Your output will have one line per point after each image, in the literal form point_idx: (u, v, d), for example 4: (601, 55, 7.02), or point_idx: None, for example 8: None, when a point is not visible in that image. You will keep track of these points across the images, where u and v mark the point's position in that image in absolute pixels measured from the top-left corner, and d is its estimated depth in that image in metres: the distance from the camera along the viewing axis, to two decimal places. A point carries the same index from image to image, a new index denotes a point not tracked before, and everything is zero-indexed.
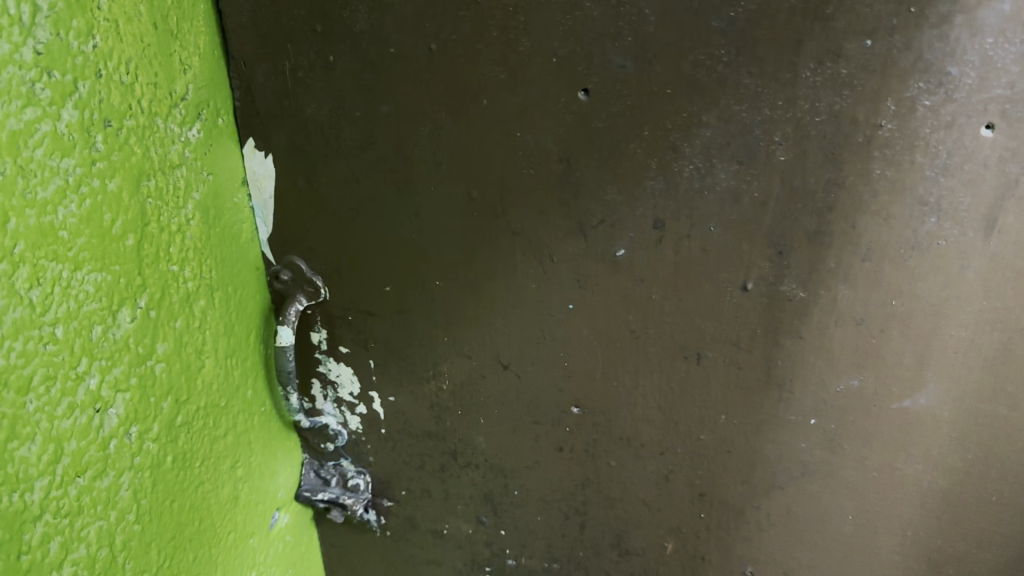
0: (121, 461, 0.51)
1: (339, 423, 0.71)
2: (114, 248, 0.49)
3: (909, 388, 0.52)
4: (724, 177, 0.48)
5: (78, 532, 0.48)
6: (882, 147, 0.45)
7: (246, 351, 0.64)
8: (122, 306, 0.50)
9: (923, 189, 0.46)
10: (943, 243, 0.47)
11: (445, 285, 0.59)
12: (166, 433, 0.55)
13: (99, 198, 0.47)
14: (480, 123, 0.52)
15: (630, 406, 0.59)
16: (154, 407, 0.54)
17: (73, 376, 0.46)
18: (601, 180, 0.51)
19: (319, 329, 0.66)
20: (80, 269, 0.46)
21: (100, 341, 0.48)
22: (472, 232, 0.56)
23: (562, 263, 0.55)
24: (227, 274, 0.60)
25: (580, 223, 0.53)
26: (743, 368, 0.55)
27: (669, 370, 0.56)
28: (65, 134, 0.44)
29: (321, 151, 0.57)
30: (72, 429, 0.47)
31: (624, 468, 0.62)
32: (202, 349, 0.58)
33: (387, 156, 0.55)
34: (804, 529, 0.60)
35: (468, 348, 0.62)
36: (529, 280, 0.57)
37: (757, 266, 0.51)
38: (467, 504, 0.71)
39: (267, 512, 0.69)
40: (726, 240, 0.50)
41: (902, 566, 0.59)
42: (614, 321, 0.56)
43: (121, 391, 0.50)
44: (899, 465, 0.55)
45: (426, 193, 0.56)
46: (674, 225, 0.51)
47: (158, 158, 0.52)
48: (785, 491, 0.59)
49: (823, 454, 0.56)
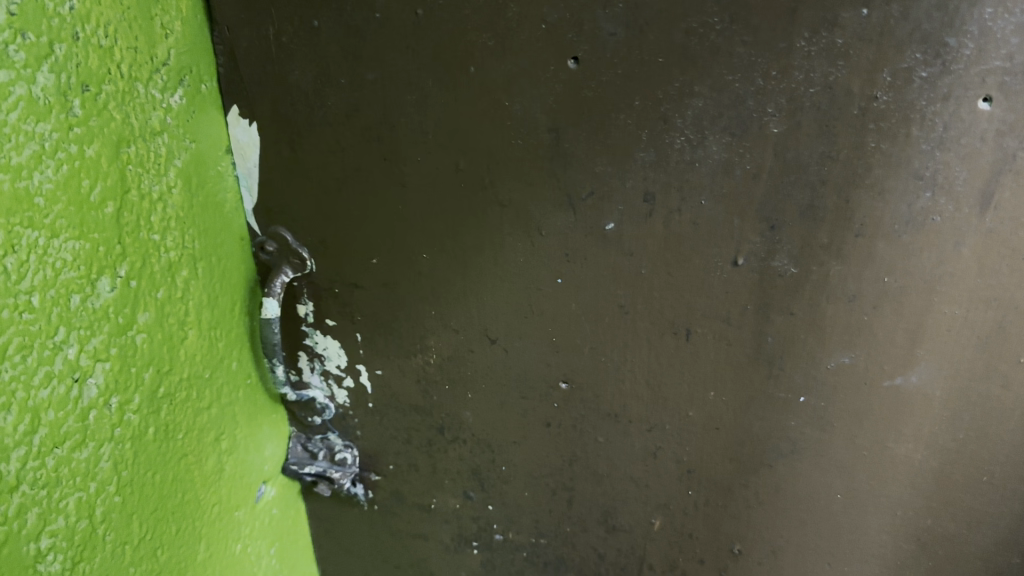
0: (101, 433, 0.50)
1: (326, 396, 0.70)
2: (93, 216, 0.48)
3: (901, 365, 0.51)
4: (716, 150, 0.47)
5: (57, 503, 0.47)
6: (877, 119, 0.44)
7: (232, 322, 0.63)
8: (101, 274, 0.49)
9: (918, 162, 0.45)
10: (938, 218, 0.46)
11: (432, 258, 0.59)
12: (148, 404, 0.55)
13: (76, 164, 0.46)
14: (468, 91, 0.51)
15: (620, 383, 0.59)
16: (136, 378, 0.53)
17: (51, 345, 0.46)
18: (591, 152, 0.50)
19: (305, 302, 0.65)
20: (57, 236, 0.45)
21: (79, 310, 0.48)
22: (461, 203, 0.55)
23: (551, 237, 0.54)
24: (211, 243, 0.59)
25: (569, 196, 0.52)
26: (733, 344, 0.54)
27: (658, 346, 0.56)
28: (40, 98, 0.43)
29: (306, 118, 0.56)
30: (49, 399, 0.46)
31: (613, 444, 0.62)
32: (185, 320, 0.57)
33: (373, 124, 0.54)
34: (792, 507, 0.60)
35: (456, 322, 0.61)
36: (517, 254, 0.56)
37: (749, 241, 0.50)
38: (454, 478, 0.71)
39: (253, 484, 0.69)
40: (717, 214, 0.50)
41: (891, 545, 0.59)
42: (603, 296, 0.55)
43: (101, 361, 0.50)
44: (889, 445, 0.54)
45: (413, 163, 0.55)
46: (664, 198, 0.50)
47: (138, 124, 0.51)
48: (773, 469, 0.58)
49: (812, 432, 0.56)
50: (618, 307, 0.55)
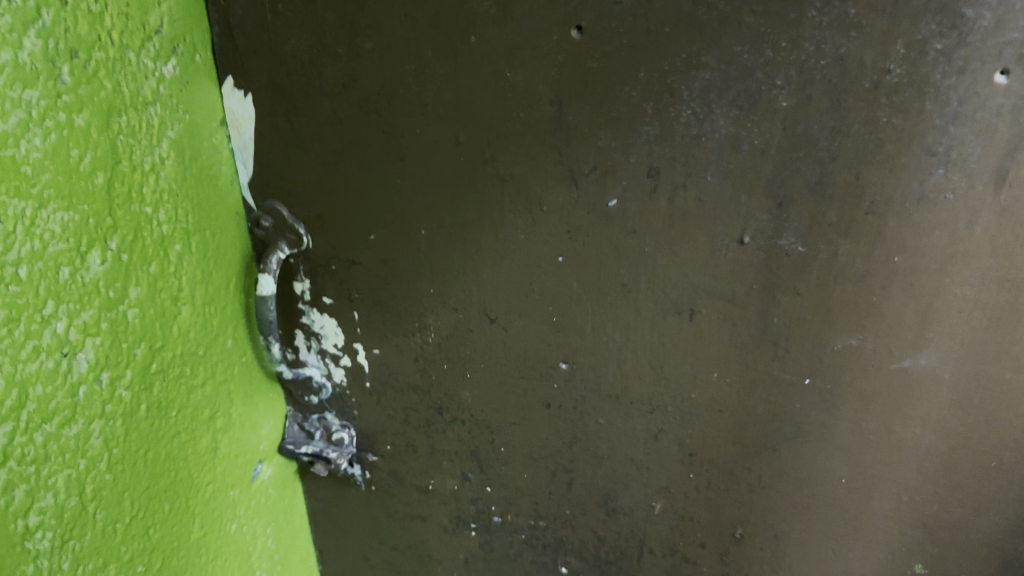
0: (91, 409, 0.49)
1: (323, 375, 0.69)
2: (82, 187, 0.47)
3: (910, 348, 0.50)
4: (723, 124, 0.46)
5: (46, 481, 0.46)
6: (890, 93, 0.43)
7: (227, 298, 0.62)
8: (92, 247, 0.48)
9: (932, 137, 0.43)
10: (951, 196, 0.45)
11: (431, 235, 0.57)
12: (140, 380, 0.54)
13: (64, 133, 0.45)
14: (468, 62, 0.49)
15: (622, 363, 0.57)
16: (127, 353, 0.52)
17: (39, 319, 0.44)
18: (594, 125, 0.49)
19: (301, 279, 0.64)
20: (45, 207, 0.44)
21: (68, 284, 0.46)
22: (460, 178, 0.54)
23: (552, 214, 0.53)
24: (205, 216, 0.58)
25: (571, 171, 0.51)
26: (737, 324, 0.53)
27: (661, 326, 0.55)
28: (27, 65, 0.41)
29: (302, 90, 0.55)
30: (38, 373, 0.45)
31: (614, 426, 0.61)
32: (178, 296, 0.56)
33: (370, 96, 0.53)
34: (796, 492, 0.58)
35: (454, 300, 0.60)
36: (518, 231, 0.54)
37: (755, 219, 0.48)
38: (452, 459, 0.70)
39: (249, 463, 0.68)
40: (723, 190, 0.48)
41: (897, 531, 0.58)
42: (605, 275, 0.54)
43: (91, 336, 0.49)
44: (896, 429, 0.53)
45: (411, 136, 0.54)
46: (669, 173, 0.48)
47: (130, 93, 0.49)
48: (777, 453, 0.57)
49: (817, 415, 0.54)
50: (623, 287, 0.54)
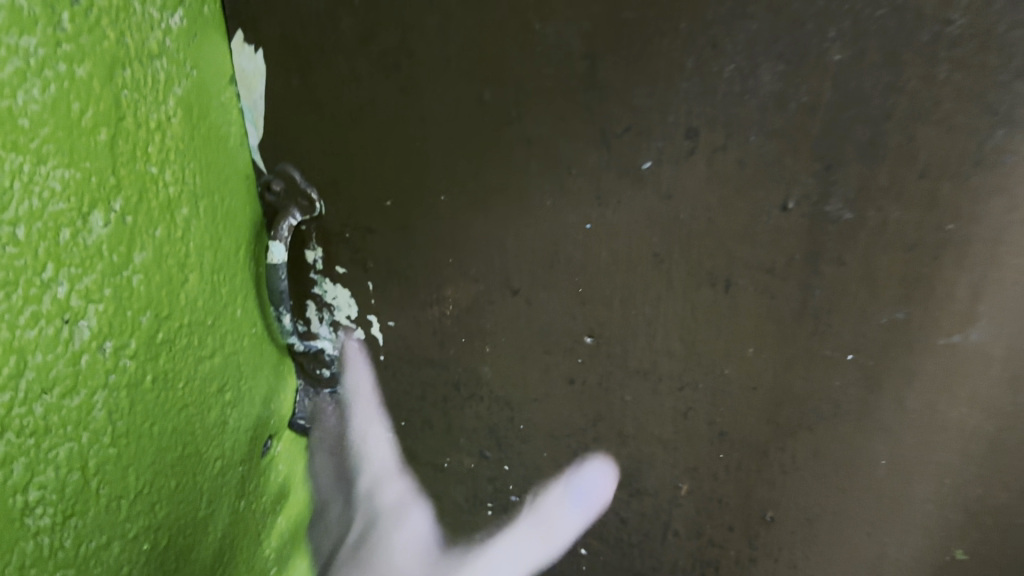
0: (94, 380, 0.47)
1: (336, 348, 0.67)
2: (84, 143, 0.44)
3: (959, 322, 0.47)
4: (769, 80, 0.43)
5: (46, 455, 0.44)
6: (950, 47, 0.39)
7: (237, 266, 0.59)
8: (95, 208, 0.45)
9: (994, 96, 0.40)
10: (1011, 159, 0.41)
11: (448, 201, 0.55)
12: (146, 350, 0.51)
13: (66, 84, 0.42)
14: (494, 14, 0.46)
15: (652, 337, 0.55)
16: (132, 321, 0.49)
17: (38, 283, 0.42)
18: (629, 82, 0.45)
19: (314, 247, 0.62)
20: (45, 163, 0.41)
21: (70, 246, 0.44)
22: (485, 138, 0.51)
23: (581, 178, 0.50)
24: (213, 179, 0.55)
25: (603, 131, 0.48)
26: (776, 297, 0.50)
27: (695, 298, 0.52)
28: (25, 9, 0.38)
29: (317, 44, 0.52)
30: (37, 340, 0.42)
31: (640, 403, 0.58)
32: (185, 262, 0.53)
33: (389, 51, 0.50)
34: (832, 473, 0.56)
35: (476, 271, 0.57)
36: (545, 196, 0.52)
37: (800, 183, 0.45)
38: (469, 436, 0.67)
39: (258, 439, 0.65)
40: (767, 152, 0.45)
41: (938, 517, 0.54)
42: (635, 243, 0.51)
43: (94, 302, 0.46)
44: (940, 408, 0.50)
45: (433, 94, 0.50)
46: (709, 134, 0.46)
47: (135, 45, 0.46)
48: (813, 433, 0.54)
49: (858, 393, 0.52)
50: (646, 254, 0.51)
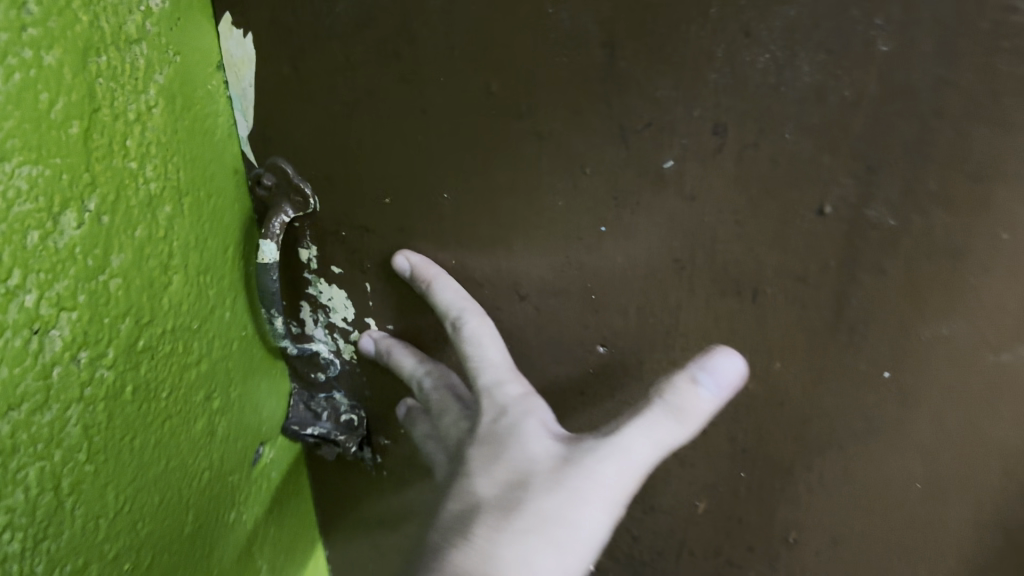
0: (67, 393, 0.43)
1: (331, 351, 0.64)
2: (53, 136, 0.40)
3: (1009, 339, 0.42)
4: (808, 71, 0.39)
5: (15, 475, 0.40)
6: (1014, 37, 0.34)
7: (225, 267, 0.55)
8: (67, 207, 0.41)
9: None
10: None
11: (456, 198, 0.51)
12: (125, 359, 0.47)
13: (32, 73, 0.38)
14: None
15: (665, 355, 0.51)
16: (109, 329, 0.46)
17: (4, 291, 0.38)
18: (652, 73, 0.41)
19: (308, 246, 0.58)
20: (8, 160, 0.37)
21: (38, 249, 0.40)
22: (492, 133, 0.47)
23: (597, 176, 0.46)
24: (200, 175, 0.51)
25: (622, 126, 0.44)
26: (807, 307, 0.46)
27: (718, 307, 0.48)
28: None
29: (310, 30, 0.47)
30: (3, 353, 0.39)
31: (733, 372, 0.47)
32: (168, 264, 0.50)
33: (388, 38, 0.46)
34: (862, 494, 0.52)
35: (480, 275, 0.54)
36: (557, 196, 0.48)
37: (839, 185, 0.41)
38: None
39: (249, 448, 0.62)
40: (803, 150, 0.41)
41: (976, 543, 0.50)
42: (655, 248, 0.47)
43: (66, 310, 0.42)
44: (985, 428, 0.45)
45: (436, 84, 0.46)
46: (739, 131, 0.41)
47: (111, 28, 0.42)
48: (843, 452, 0.51)
49: (893, 411, 0.48)
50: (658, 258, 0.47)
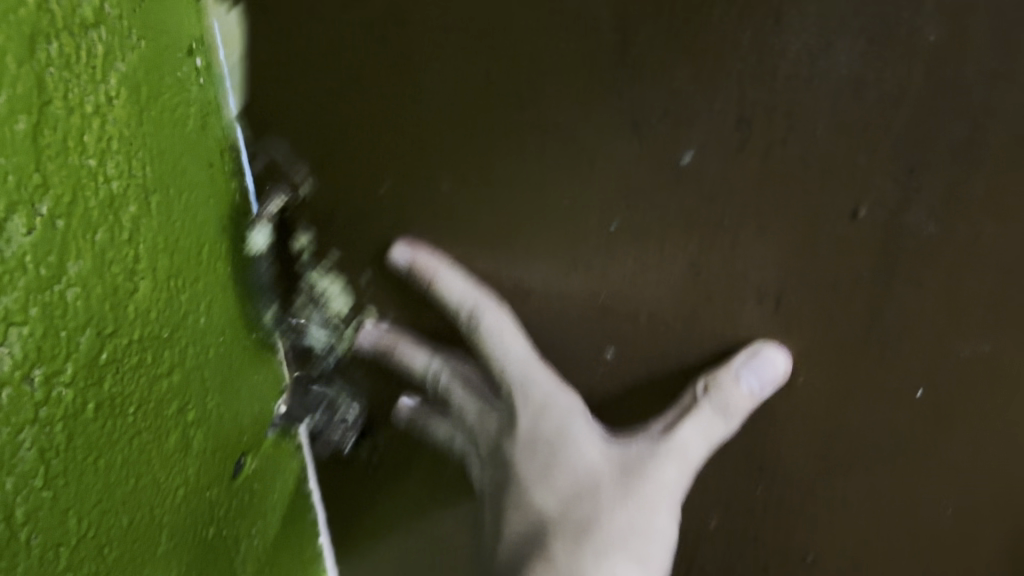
0: (19, 416, 0.39)
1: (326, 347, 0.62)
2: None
3: None
4: (844, 61, 0.34)
5: None
6: None
7: (199, 259, 0.51)
8: (14, 210, 0.36)
9: None
10: None
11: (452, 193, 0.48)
12: (85, 375, 0.43)
13: None
14: None
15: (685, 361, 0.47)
16: (67, 343, 0.41)
17: None
18: (666, 59, 0.37)
19: (303, 233, 0.57)
20: None
21: None
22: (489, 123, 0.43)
23: (601, 172, 0.42)
24: (168, 164, 0.47)
25: (633, 118, 0.39)
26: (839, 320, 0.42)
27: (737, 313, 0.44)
28: None
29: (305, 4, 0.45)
30: None
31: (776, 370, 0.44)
32: (133, 269, 0.45)
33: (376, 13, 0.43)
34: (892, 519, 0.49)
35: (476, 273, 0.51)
36: (562, 194, 0.44)
37: (878, 187, 0.37)
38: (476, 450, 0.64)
39: (231, 449, 0.58)
40: (836, 148, 0.37)
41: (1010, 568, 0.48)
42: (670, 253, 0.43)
43: (17, 324, 0.38)
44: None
45: (427, 71, 0.43)
46: (764, 127, 0.37)
47: (62, 11, 0.38)
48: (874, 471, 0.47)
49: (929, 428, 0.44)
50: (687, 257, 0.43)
